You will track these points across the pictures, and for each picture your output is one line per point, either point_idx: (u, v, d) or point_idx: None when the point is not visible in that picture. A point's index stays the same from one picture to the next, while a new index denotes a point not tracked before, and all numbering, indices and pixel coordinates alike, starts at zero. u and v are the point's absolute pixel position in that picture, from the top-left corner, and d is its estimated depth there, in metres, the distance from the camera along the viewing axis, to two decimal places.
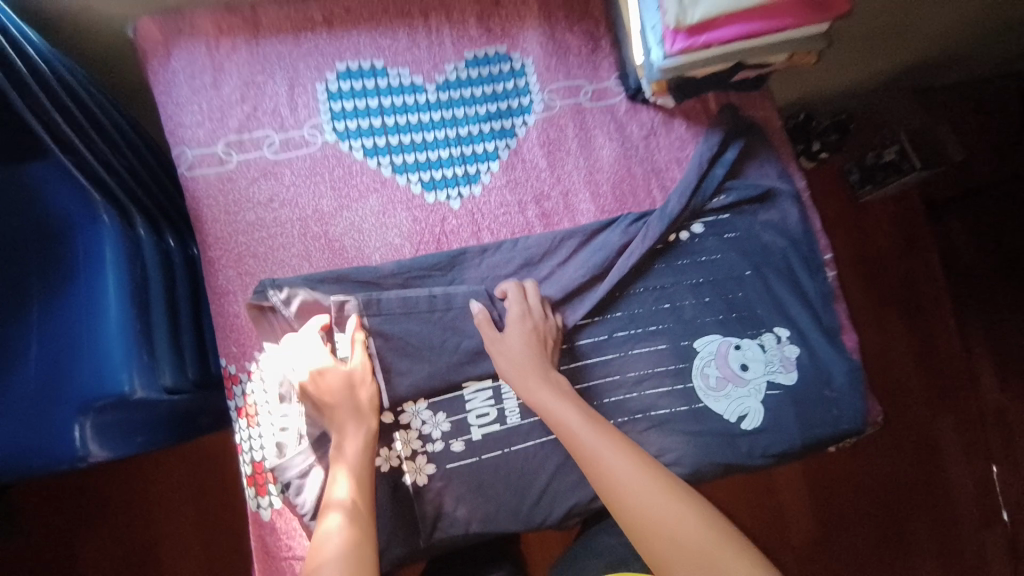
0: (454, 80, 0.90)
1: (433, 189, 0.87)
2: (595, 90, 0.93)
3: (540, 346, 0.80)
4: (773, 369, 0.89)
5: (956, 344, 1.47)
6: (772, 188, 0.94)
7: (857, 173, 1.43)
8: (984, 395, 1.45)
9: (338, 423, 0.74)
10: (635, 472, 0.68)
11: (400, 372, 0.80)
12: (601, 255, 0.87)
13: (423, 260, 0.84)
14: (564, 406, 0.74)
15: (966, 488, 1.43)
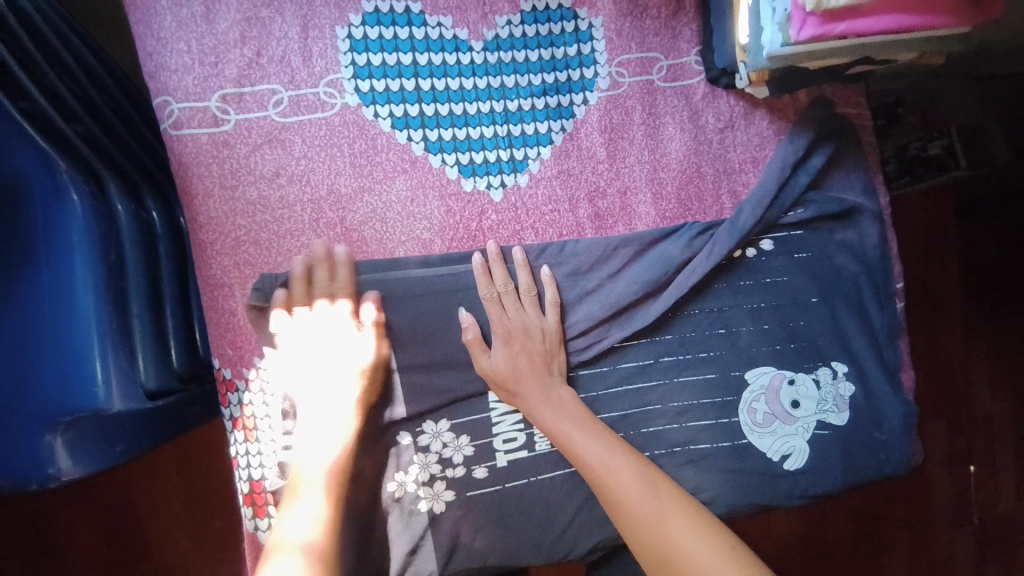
0: (505, 38, 0.74)
1: (471, 175, 0.73)
2: (671, 67, 0.78)
3: (542, 360, 0.71)
4: (825, 408, 0.81)
5: (954, 345, 1.26)
6: (855, 205, 0.82)
7: (892, 163, 1.19)
8: (975, 399, 1.25)
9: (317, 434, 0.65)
10: (677, 534, 0.61)
11: (422, 395, 0.70)
12: (658, 268, 0.75)
13: (455, 262, 0.72)
14: (571, 421, 0.68)
15: (942, 497, 1.24)
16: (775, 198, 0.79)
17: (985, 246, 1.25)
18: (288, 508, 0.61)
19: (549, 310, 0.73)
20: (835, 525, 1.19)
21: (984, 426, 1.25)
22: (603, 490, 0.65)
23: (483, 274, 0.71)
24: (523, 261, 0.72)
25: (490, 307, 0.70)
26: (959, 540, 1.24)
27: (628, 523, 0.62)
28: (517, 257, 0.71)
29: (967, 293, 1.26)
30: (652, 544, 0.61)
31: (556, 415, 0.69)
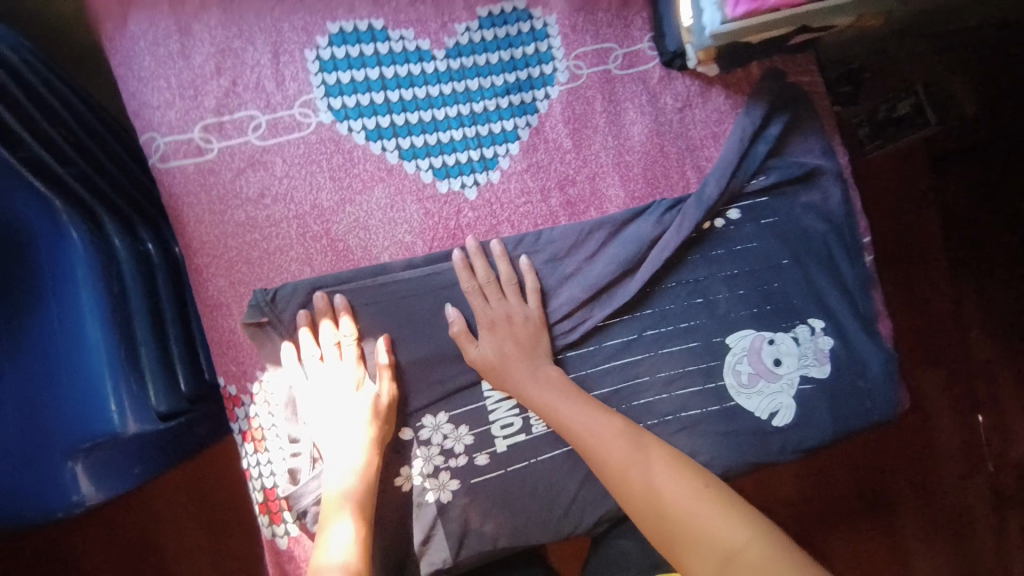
0: (466, 44, 0.77)
1: (445, 177, 0.76)
2: (625, 55, 0.81)
3: (528, 342, 0.75)
4: (806, 363, 0.85)
5: (947, 299, 1.29)
6: (816, 167, 0.86)
7: (865, 128, 1.26)
8: (972, 346, 1.28)
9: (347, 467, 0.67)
10: (662, 487, 0.63)
11: (417, 391, 0.75)
12: (632, 248, 0.79)
13: (438, 260, 0.75)
14: (558, 395, 0.72)
15: (949, 445, 1.27)
16: (737, 168, 0.83)
17: (962, 196, 1.28)
18: (327, 532, 0.62)
19: (530, 297, 0.76)
20: (845, 481, 1.23)
21: (984, 372, 1.28)
22: (592, 455, 0.68)
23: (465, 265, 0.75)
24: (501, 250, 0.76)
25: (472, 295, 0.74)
26: (974, 487, 1.26)
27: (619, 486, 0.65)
28: (496, 249, 0.75)
29: (949, 242, 1.29)
30: (642, 502, 0.63)
31: (545, 390, 0.72)
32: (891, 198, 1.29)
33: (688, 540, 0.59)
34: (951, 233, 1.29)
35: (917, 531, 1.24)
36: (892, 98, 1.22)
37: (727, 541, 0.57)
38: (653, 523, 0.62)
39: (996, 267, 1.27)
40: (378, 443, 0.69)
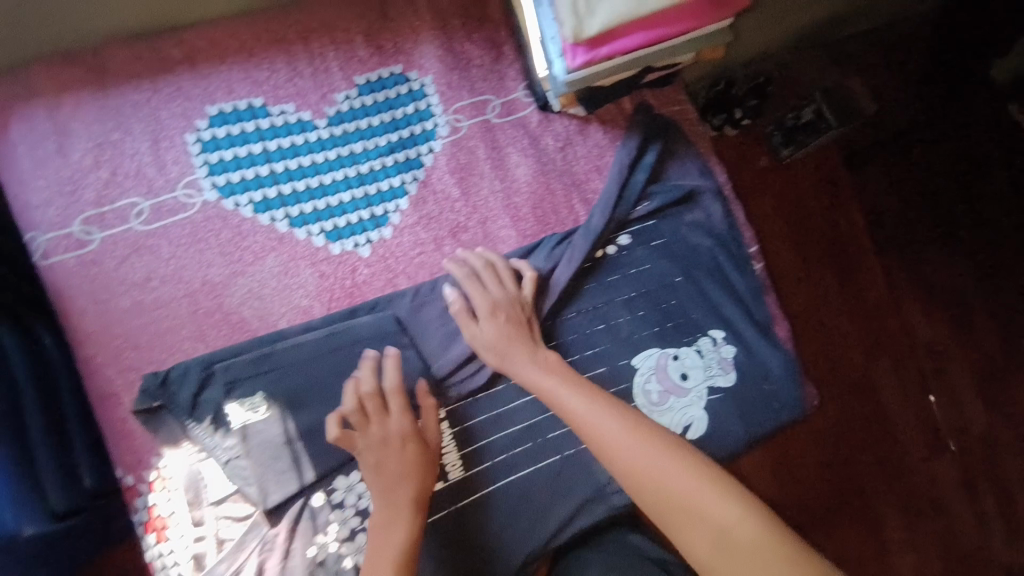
0: (347, 110, 0.79)
1: (337, 238, 0.78)
2: (503, 104, 0.85)
3: (520, 332, 0.78)
4: (713, 373, 0.89)
5: (884, 286, 1.33)
6: (694, 187, 0.92)
7: (777, 136, 1.33)
8: (915, 328, 1.32)
9: (386, 514, 0.68)
10: (658, 466, 0.62)
11: (324, 453, 0.74)
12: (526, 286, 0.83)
13: (336, 320, 0.76)
14: (553, 382, 0.72)
15: (911, 429, 1.27)
16: (617, 197, 0.88)
17: (876, 188, 1.36)
18: None
19: (527, 283, 0.82)
20: (805, 476, 1.21)
21: (931, 354, 1.31)
22: (586, 439, 0.67)
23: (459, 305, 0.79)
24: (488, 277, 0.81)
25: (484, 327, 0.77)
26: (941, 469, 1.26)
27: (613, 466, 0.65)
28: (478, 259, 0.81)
29: (874, 232, 1.34)
30: (638, 482, 0.62)
31: (540, 377, 0.73)
32: (797, 201, 1.33)
33: (685, 519, 0.59)
34: (870, 226, 1.35)
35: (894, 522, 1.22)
36: (794, 107, 1.31)
37: (721, 519, 0.58)
38: (650, 501, 0.62)
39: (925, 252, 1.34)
40: (410, 492, 0.69)
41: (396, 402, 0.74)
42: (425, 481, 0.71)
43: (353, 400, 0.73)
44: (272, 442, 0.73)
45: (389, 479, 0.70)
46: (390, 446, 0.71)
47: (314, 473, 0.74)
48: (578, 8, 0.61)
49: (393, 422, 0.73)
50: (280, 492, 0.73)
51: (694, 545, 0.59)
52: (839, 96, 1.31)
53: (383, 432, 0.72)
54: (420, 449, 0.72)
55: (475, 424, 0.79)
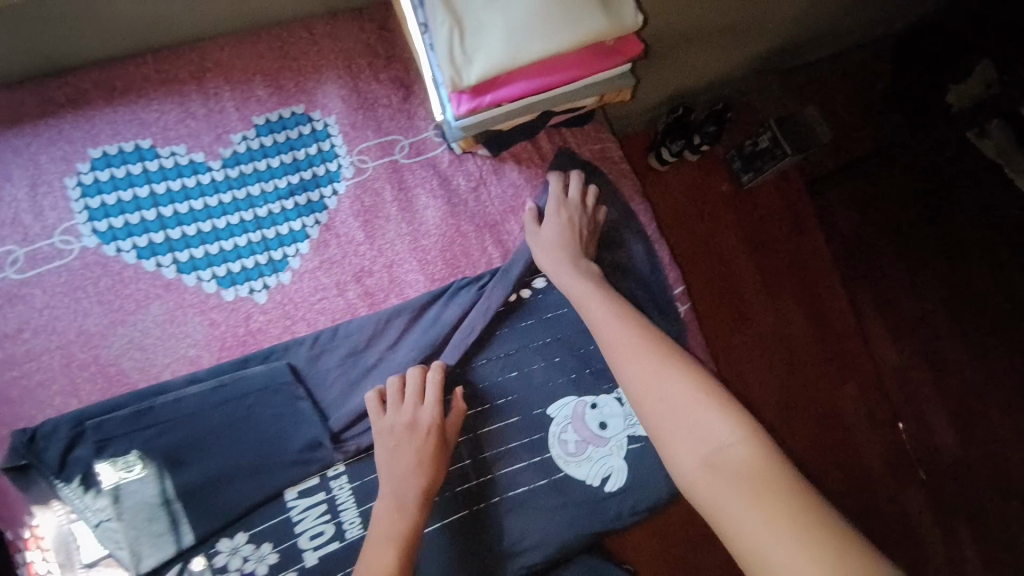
0: (244, 151, 0.76)
1: (231, 284, 0.74)
2: (412, 144, 0.83)
3: (575, 239, 0.81)
4: (633, 423, 0.86)
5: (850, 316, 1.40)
6: (614, 229, 0.90)
7: (738, 161, 1.38)
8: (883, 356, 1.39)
9: (399, 487, 0.71)
10: (663, 374, 0.62)
11: (200, 517, 0.70)
12: (432, 332, 0.79)
13: (224, 372, 0.72)
14: (586, 293, 0.74)
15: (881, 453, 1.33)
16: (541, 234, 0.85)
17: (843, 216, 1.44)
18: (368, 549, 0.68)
19: (585, 199, 0.85)
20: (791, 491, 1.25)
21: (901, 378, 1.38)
22: (604, 343, 0.68)
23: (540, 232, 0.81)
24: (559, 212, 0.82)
25: (541, 253, 0.80)
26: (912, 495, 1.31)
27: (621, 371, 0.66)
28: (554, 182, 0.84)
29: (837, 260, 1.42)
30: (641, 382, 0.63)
31: (573, 287, 0.76)
32: (759, 231, 1.39)
33: (675, 428, 0.58)
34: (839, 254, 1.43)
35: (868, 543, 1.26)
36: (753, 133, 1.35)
37: (715, 436, 0.56)
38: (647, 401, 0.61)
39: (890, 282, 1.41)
40: (424, 475, 0.72)
41: (430, 392, 0.75)
42: (440, 471, 0.73)
43: (393, 390, 0.76)
44: (147, 503, 0.70)
45: (409, 466, 0.72)
46: (416, 435, 0.73)
47: (194, 536, 0.70)
48: (455, 58, 0.58)
49: (422, 409, 0.75)
50: (154, 556, 0.70)
51: (678, 454, 0.57)
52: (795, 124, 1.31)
53: (411, 420, 0.74)
54: (439, 445, 0.74)
55: (376, 478, 0.76)
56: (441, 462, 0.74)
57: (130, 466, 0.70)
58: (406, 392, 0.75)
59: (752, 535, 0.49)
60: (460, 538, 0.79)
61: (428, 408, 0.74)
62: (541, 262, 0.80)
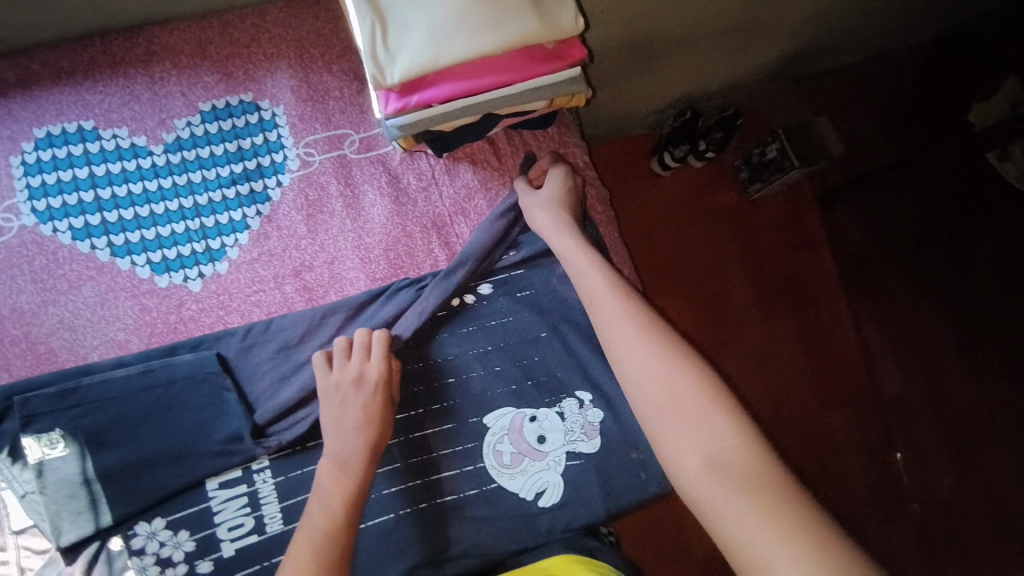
0: (187, 138, 0.77)
1: (165, 270, 0.75)
2: (362, 140, 0.81)
3: (574, 206, 0.81)
4: (573, 438, 0.82)
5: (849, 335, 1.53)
6: None
7: (746, 171, 1.54)
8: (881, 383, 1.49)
9: (341, 445, 0.70)
10: (681, 363, 0.59)
11: (119, 499, 0.71)
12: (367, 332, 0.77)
13: (152, 358, 0.73)
14: (580, 263, 0.72)
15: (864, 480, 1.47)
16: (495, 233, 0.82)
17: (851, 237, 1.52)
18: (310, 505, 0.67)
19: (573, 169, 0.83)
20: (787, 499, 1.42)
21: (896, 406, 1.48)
22: (599, 322, 0.66)
23: (538, 197, 0.80)
24: (558, 176, 0.82)
25: (540, 215, 0.79)
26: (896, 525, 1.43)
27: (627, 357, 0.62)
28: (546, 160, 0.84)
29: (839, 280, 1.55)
30: (658, 370, 0.59)
31: (569, 255, 0.74)
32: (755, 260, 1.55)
33: (686, 419, 0.55)
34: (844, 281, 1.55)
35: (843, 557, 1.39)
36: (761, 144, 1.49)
37: (719, 437, 0.53)
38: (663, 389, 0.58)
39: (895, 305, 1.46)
40: (367, 434, 0.70)
41: (376, 352, 0.75)
42: (385, 430, 0.71)
43: (342, 348, 0.75)
44: (68, 481, 0.70)
45: (355, 422, 0.71)
46: (363, 392, 0.72)
47: (112, 517, 0.71)
48: (378, 55, 0.56)
49: (369, 365, 0.74)
50: (73, 532, 0.70)
51: (679, 450, 0.54)
52: (805, 137, 1.45)
53: (358, 376, 0.73)
54: (385, 403, 0.73)
55: (300, 475, 0.76)
56: (385, 422, 0.72)
57: (55, 442, 0.70)
58: (353, 351, 0.75)
59: (760, 549, 0.46)
60: (397, 530, 0.78)
61: (373, 367, 0.74)
62: (539, 226, 0.78)
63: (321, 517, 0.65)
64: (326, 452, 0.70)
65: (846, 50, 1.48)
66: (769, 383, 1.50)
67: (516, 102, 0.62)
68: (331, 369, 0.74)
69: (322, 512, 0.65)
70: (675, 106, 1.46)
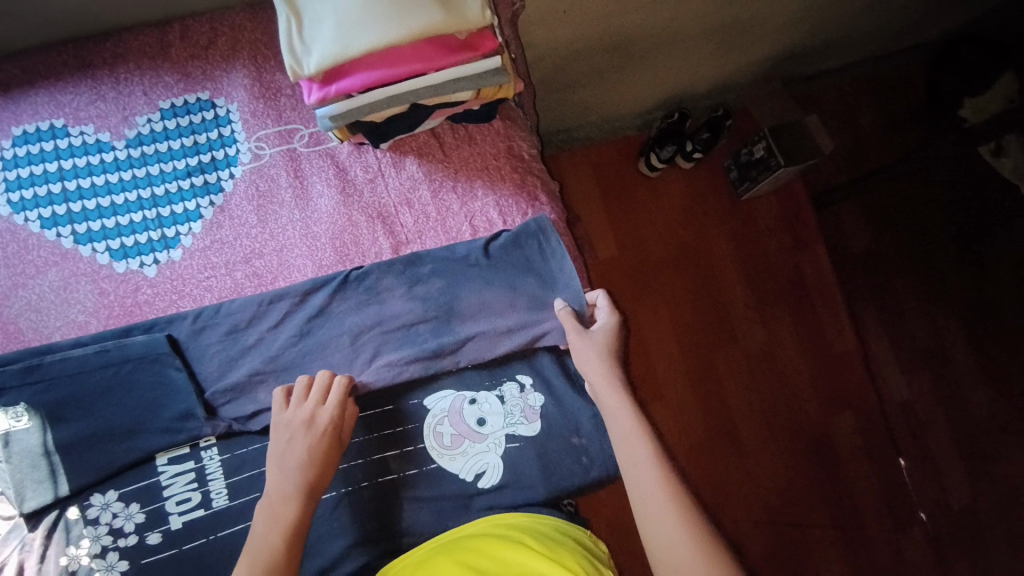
0: (146, 133, 0.84)
1: (123, 257, 0.81)
2: (311, 134, 0.86)
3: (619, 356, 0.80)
4: (513, 422, 0.84)
5: (851, 340, 1.57)
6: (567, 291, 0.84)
7: (735, 171, 1.58)
8: (890, 390, 1.57)
9: (283, 489, 0.70)
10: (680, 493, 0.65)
11: (74, 470, 0.75)
12: (320, 327, 0.81)
13: (108, 338, 0.78)
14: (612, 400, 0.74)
15: (871, 488, 1.52)
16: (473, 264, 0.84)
17: (834, 237, 1.62)
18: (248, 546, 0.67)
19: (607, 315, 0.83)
20: (806, 504, 1.49)
21: (906, 410, 1.57)
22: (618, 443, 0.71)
23: (591, 346, 0.79)
24: (608, 327, 0.82)
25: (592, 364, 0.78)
26: (906, 537, 1.50)
27: (676, 560, 0.61)
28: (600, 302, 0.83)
29: (836, 278, 1.59)
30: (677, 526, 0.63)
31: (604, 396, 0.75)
32: (751, 267, 1.59)
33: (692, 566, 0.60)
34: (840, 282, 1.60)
35: (834, 557, 1.47)
36: (749, 144, 1.52)
37: None
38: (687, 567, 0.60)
39: (885, 301, 1.60)
40: (310, 480, 0.70)
41: (332, 397, 0.75)
42: (327, 475, 0.72)
43: (301, 391, 0.76)
44: (30, 452, 0.75)
45: (300, 462, 0.71)
46: (312, 432, 0.73)
47: (73, 485, 0.75)
48: (295, 47, 0.61)
49: (322, 409, 0.75)
50: (36, 500, 0.75)
51: None
52: (789, 140, 1.48)
53: (309, 417, 0.74)
54: (332, 445, 0.73)
55: (246, 453, 0.79)
56: (329, 468, 0.72)
57: (17, 416, 0.75)
58: (311, 391, 0.76)
59: None
60: (339, 512, 0.79)
61: (326, 411, 0.74)
62: (592, 380, 0.77)
63: (255, 561, 0.65)
64: (268, 488, 0.71)
65: (819, 58, 1.55)
66: (762, 399, 1.53)
67: (440, 92, 0.66)
68: (286, 410, 0.75)
69: (257, 556, 0.66)
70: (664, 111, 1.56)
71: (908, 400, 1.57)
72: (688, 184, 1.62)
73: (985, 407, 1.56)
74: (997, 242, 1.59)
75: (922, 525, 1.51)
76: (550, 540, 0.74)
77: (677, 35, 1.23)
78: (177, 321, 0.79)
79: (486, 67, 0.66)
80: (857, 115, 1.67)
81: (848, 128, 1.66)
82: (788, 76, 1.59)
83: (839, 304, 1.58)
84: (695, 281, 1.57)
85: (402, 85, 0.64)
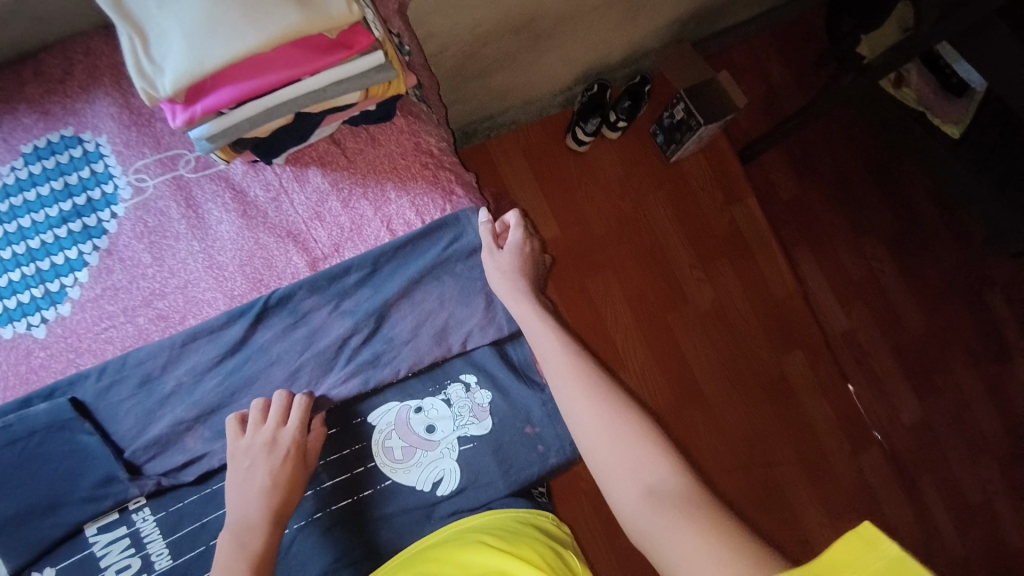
0: (11, 183, 0.76)
1: (8, 321, 0.74)
2: (197, 159, 0.81)
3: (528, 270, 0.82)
4: (463, 423, 0.82)
5: (792, 283, 1.62)
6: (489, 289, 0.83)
7: (661, 136, 1.59)
8: (833, 323, 1.64)
9: (246, 513, 0.68)
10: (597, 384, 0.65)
11: None
12: (242, 364, 0.77)
13: (8, 412, 0.71)
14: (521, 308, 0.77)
15: (829, 420, 1.58)
16: (396, 266, 0.82)
17: (761, 186, 1.67)
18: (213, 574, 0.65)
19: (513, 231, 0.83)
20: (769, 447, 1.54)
21: (850, 340, 1.64)
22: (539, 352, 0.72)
23: (497, 266, 0.80)
24: (515, 245, 0.82)
25: (501, 282, 0.79)
26: (866, 459, 1.58)
27: (591, 436, 0.61)
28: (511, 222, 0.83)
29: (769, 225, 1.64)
30: (595, 410, 0.62)
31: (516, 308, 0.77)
32: (687, 226, 1.61)
33: (612, 440, 0.59)
34: (773, 229, 1.64)
35: (802, 489, 1.53)
36: (670, 107, 1.52)
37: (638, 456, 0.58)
38: (609, 438, 0.60)
39: (817, 240, 1.66)
40: (276, 504, 0.69)
41: (293, 416, 0.74)
42: (293, 497, 0.71)
43: (258, 414, 0.74)
44: None
45: (262, 488, 0.70)
46: (274, 455, 0.71)
47: (3, 571, 0.70)
48: (145, 69, 0.56)
49: (284, 429, 0.73)
50: None
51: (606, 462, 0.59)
52: (706, 100, 1.51)
53: (271, 440, 0.72)
54: (297, 466, 0.72)
55: (183, 507, 0.74)
56: (295, 489, 0.71)
57: None
58: (270, 413, 0.74)
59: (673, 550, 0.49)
60: (294, 548, 0.76)
61: (288, 431, 0.72)
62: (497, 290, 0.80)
63: None
64: (230, 519, 0.69)
65: (721, 16, 1.58)
66: (718, 353, 1.57)
67: (321, 97, 0.63)
68: (246, 434, 0.73)
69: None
70: (584, 83, 1.56)
71: (850, 329, 1.65)
72: (616, 154, 1.62)
73: (918, 324, 1.66)
74: (904, 170, 1.69)
75: (879, 446, 1.59)
76: (508, 534, 0.74)
77: (580, 7, 1.21)
78: (76, 383, 0.73)
79: (365, 66, 0.63)
80: (765, 66, 1.71)
81: (759, 79, 1.70)
82: (694, 37, 1.62)
83: (776, 251, 1.63)
84: (637, 249, 1.59)
85: (276, 95, 0.60)
